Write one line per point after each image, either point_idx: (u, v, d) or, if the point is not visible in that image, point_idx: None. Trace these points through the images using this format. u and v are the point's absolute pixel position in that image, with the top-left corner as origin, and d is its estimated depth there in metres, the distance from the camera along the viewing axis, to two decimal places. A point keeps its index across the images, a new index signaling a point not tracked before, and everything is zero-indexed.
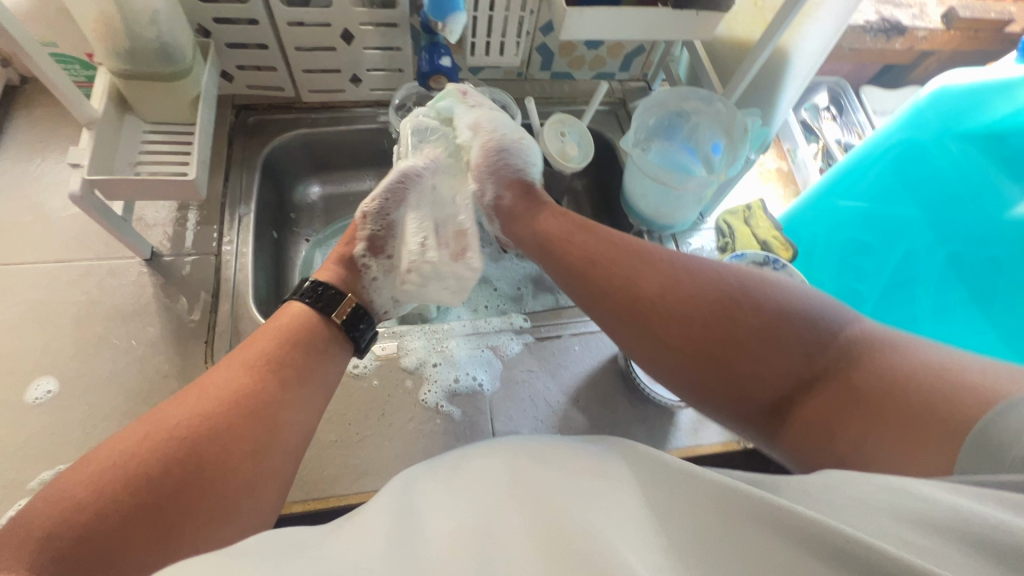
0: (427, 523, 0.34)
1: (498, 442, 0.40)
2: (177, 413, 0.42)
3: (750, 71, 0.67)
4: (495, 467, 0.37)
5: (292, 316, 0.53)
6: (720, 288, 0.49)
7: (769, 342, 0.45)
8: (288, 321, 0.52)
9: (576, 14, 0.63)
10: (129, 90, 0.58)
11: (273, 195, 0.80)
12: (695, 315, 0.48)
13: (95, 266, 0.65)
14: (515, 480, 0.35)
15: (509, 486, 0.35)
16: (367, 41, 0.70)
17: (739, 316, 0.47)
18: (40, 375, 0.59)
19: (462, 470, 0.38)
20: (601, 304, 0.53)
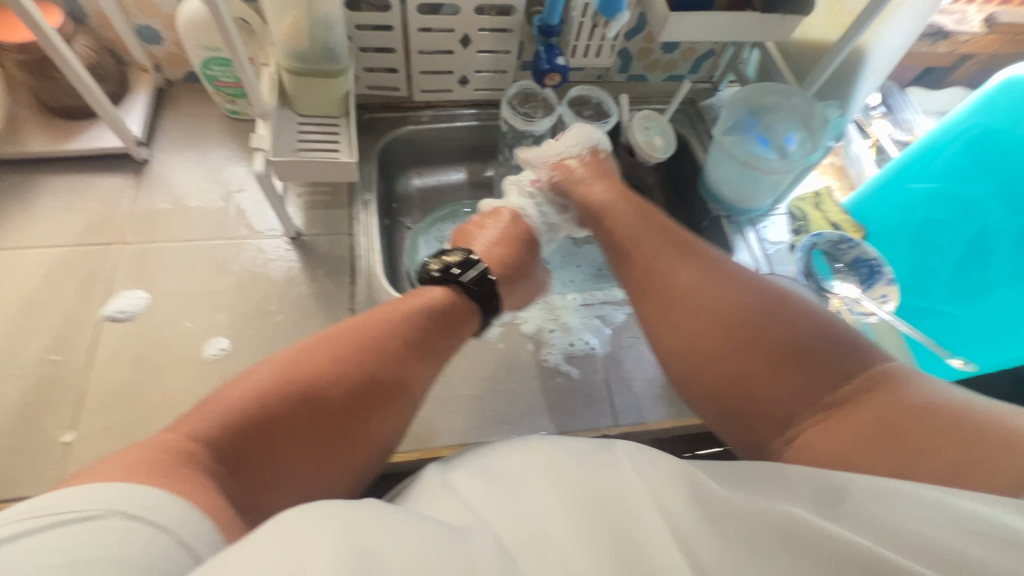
0: (494, 511, 0.39)
1: (533, 440, 0.45)
2: (295, 369, 0.46)
3: (829, 66, 0.74)
4: (542, 470, 0.41)
5: (430, 299, 0.57)
6: (745, 303, 0.54)
7: (775, 348, 0.51)
8: (420, 304, 0.56)
9: (677, 17, 0.71)
10: (294, 85, 0.66)
11: (384, 186, 0.89)
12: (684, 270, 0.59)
13: (247, 244, 0.73)
14: (555, 474, 0.41)
15: (551, 479, 0.40)
16: (482, 45, 0.79)
17: (715, 304, 0.55)
18: (213, 335, 0.66)
19: (523, 459, 0.43)
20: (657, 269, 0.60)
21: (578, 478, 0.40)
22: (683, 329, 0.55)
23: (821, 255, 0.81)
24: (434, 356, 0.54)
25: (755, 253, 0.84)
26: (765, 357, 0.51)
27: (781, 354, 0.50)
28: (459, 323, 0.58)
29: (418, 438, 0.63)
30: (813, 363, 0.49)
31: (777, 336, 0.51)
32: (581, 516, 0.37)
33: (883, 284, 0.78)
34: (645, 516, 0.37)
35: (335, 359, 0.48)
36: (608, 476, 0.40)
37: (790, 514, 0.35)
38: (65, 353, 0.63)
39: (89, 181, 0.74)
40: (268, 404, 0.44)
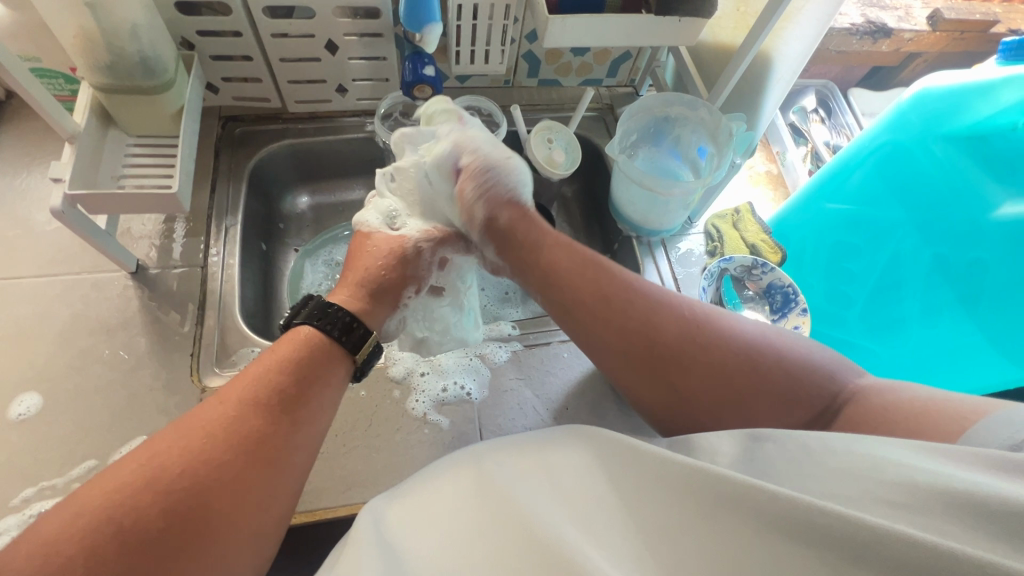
0: (404, 540, 0.38)
1: (468, 450, 0.45)
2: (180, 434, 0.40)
3: (733, 75, 0.67)
4: (470, 489, 0.40)
5: (302, 340, 0.48)
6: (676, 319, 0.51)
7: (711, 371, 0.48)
8: (293, 346, 0.48)
9: (559, 21, 0.63)
10: (112, 103, 0.58)
11: (262, 206, 0.81)
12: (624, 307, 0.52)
13: (79, 280, 0.65)
14: (484, 486, 0.40)
15: (481, 492, 0.40)
16: (352, 52, 0.70)
17: (644, 326, 0.51)
18: (23, 391, 0.58)
19: (445, 480, 0.42)
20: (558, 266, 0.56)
21: (510, 486, 0.40)
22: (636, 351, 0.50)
23: (730, 281, 0.75)
24: (302, 422, 0.45)
25: (664, 278, 0.76)
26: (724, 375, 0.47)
27: (706, 373, 0.48)
28: (318, 378, 0.47)
29: None
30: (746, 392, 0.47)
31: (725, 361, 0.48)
32: (520, 528, 0.37)
33: (797, 314, 0.71)
34: (557, 523, 0.36)
35: (190, 446, 0.39)
36: (530, 498, 0.39)
37: (669, 463, 0.37)
38: None
39: None
40: (152, 471, 0.37)
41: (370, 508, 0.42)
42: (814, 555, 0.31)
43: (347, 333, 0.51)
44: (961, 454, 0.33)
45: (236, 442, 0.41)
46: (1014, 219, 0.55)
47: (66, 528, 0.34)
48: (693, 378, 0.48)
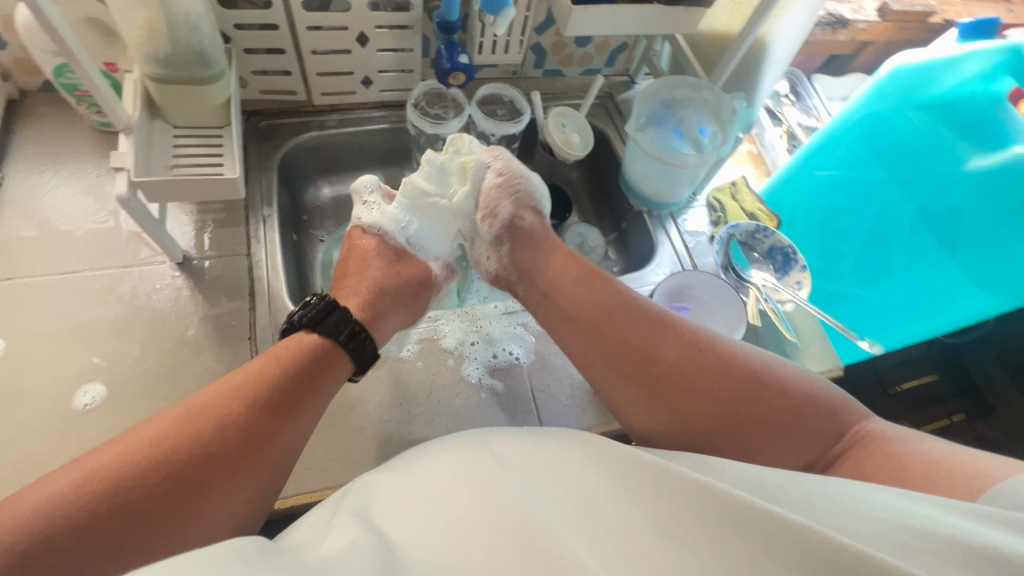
0: (391, 523, 0.37)
1: (455, 440, 0.45)
2: (181, 422, 0.43)
3: (733, 59, 0.75)
4: (464, 465, 0.41)
5: (307, 349, 0.51)
6: (693, 338, 0.54)
7: (705, 386, 0.51)
8: (295, 353, 0.50)
9: (580, 12, 0.69)
10: (162, 95, 0.59)
11: (289, 198, 0.82)
12: (633, 336, 0.55)
13: (125, 273, 0.65)
14: (478, 468, 0.41)
15: (475, 473, 0.40)
16: (381, 43, 0.73)
17: (670, 363, 0.53)
18: (86, 382, 0.58)
19: (435, 464, 0.42)
20: (565, 272, 0.63)
21: (502, 457, 0.42)
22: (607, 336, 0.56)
23: (738, 246, 0.82)
24: (297, 412, 0.48)
25: (676, 248, 0.83)
26: (704, 377, 0.51)
27: (712, 392, 0.51)
28: (323, 372, 0.51)
29: (331, 474, 0.58)
30: (739, 390, 0.50)
31: (721, 397, 0.50)
32: (501, 510, 0.36)
33: (798, 271, 0.80)
34: (531, 505, 0.36)
35: (192, 429, 0.43)
36: (522, 490, 0.38)
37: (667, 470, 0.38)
38: None
39: None
40: (155, 453, 0.41)
41: (360, 491, 0.42)
42: (735, 538, 0.33)
43: (353, 343, 0.54)
44: (953, 505, 0.34)
45: (238, 433, 0.44)
46: (982, 169, 0.64)
47: (117, 458, 0.40)
48: (712, 411, 0.50)
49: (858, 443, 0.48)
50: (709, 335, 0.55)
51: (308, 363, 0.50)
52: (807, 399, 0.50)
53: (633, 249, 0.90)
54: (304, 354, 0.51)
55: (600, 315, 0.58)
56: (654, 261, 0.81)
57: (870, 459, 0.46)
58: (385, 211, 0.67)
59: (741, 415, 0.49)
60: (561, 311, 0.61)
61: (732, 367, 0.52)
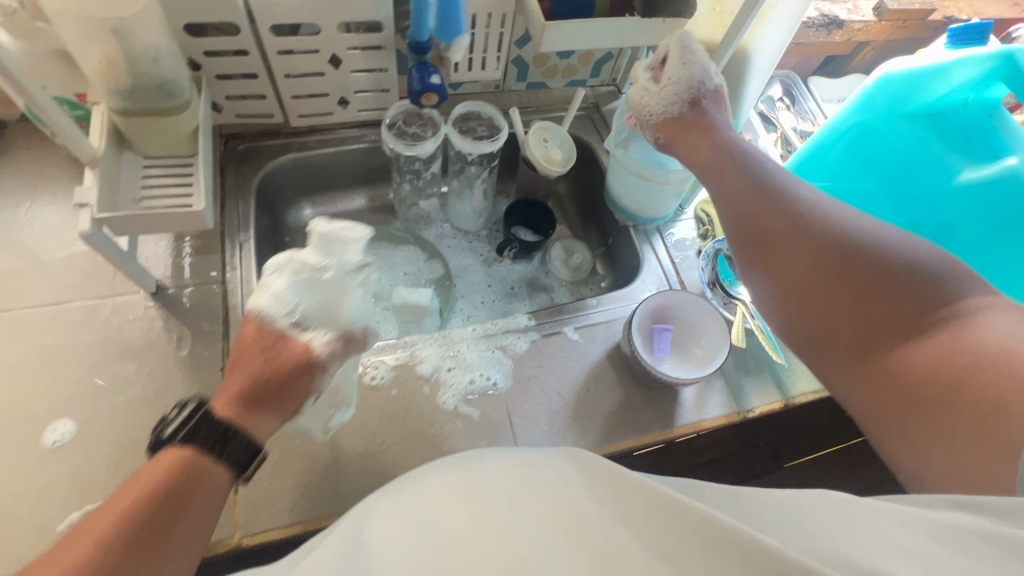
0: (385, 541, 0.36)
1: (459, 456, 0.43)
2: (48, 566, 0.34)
3: (715, 70, 0.73)
4: (451, 483, 0.39)
5: (176, 461, 0.41)
6: (857, 243, 0.49)
7: (858, 288, 0.47)
8: (169, 464, 0.41)
9: (554, 27, 0.68)
10: (129, 127, 0.58)
11: (269, 220, 0.82)
12: (815, 232, 0.51)
13: (98, 304, 0.65)
14: (466, 485, 0.38)
15: (461, 490, 0.38)
16: (355, 65, 0.72)
17: (780, 225, 0.52)
18: (56, 418, 0.58)
19: (426, 485, 0.40)
20: (745, 168, 0.57)
21: (485, 477, 0.39)
22: (719, 181, 0.58)
23: (726, 261, 0.81)
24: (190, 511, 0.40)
25: (663, 263, 0.81)
26: (764, 197, 0.55)
27: (883, 301, 0.46)
28: (197, 486, 0.41)
29: (301, 508, 0.57)
30: (892, 283, 0.46)
31: (857, 270, 0.47)
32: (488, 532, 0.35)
33: None
34: (530, 537, 0.34)
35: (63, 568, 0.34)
36: (510, 509, 0.36)
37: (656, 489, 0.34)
38: None
39: None
40: None
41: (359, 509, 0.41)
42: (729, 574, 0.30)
43: (227, 443, 0.43)
44: (936, 500, 0.32)
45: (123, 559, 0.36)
46: (974, 184, 0.62)
47: None
48: (853, 300, 0.47)
49: (962, 314, 0.42)
50: (834, 241, 0.49)
51: (180, 482, 0.40)
52: (932, 282, 0.45)
53: (620, 265, 0.88)
54: (175, 465, 0.41)
55: (779, 232, 0.52)
56: (640, 278, 0.79)
57: (961, 347, 0.40)
58: (275, 292, 0.50)
59: (832, 297, 0.48)
60: (775, 280, 0.53)
61: (875, 260, 0.47)
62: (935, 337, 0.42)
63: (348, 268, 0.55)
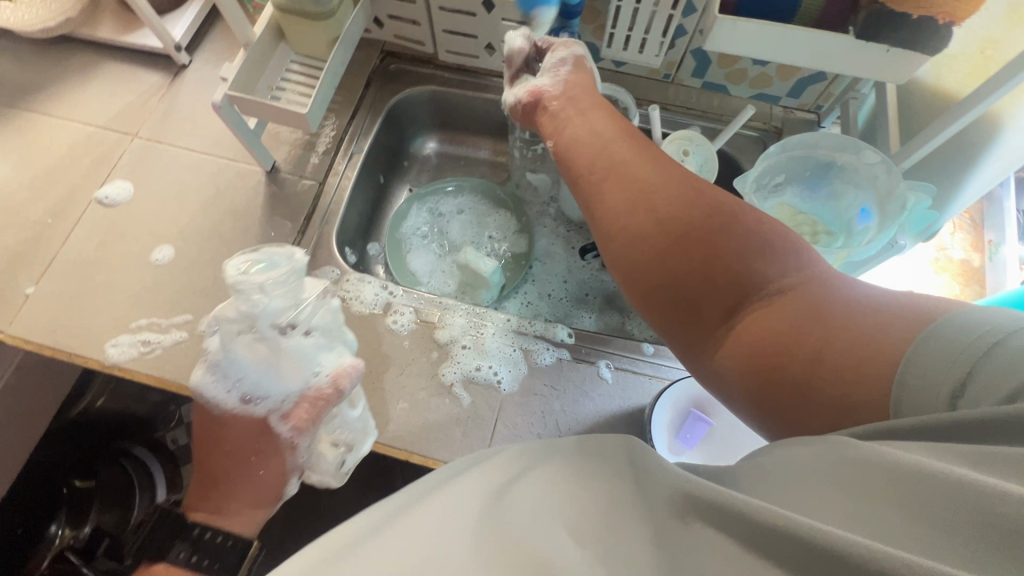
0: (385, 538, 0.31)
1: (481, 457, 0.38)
2: None
3: (934, 137, 0.53)
4: (478, 489, 0.33)
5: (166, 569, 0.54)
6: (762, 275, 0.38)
7: (783, 325, 0.35)
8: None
9: (728, 23, 0.54)
10: (285, 22, 0.64)
11: (393, 141, 0.86)
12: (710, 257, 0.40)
13: (229, 165, 0.76)
14: (496, 504, 0.31)
15: (489, 507, 0.31)
16: (507, 13, 0.69)
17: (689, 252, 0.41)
18: (163, 243, 0.71)
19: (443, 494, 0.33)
20: (631, 206, 0.45)
21: (520, 497, 0.32)
22: (575, 166, 0.52)
23: None
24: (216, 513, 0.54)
25: None
26: (630, 180, 0.47)
27: (811, 350, 0.34)
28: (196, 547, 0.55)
29: None
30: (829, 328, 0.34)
31: (783, 311, 0.36)
32: (504, 543, 0.29)
33: None
34: (559, 546, 0.29)
35: None
36: (545, 531, 0.30)
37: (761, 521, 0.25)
38: (56, 219, 0.72)
39: (134, 72, 0.81)
40: None
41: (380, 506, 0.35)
42: None
43: (203, 551, 0.55)
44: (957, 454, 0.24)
45: None
46: None
47: None
48: (774, 354, 0.35)
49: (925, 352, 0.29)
50: (742, 263, 0.39)
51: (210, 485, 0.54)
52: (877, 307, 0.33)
53: None
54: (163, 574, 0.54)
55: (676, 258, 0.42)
56: None
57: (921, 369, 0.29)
58: (213, 367, 0.52)
59: (765, 339, 0.36)
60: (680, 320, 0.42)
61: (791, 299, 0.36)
62: (914, 378, 0.29)
63: (289, 326, 0.51)
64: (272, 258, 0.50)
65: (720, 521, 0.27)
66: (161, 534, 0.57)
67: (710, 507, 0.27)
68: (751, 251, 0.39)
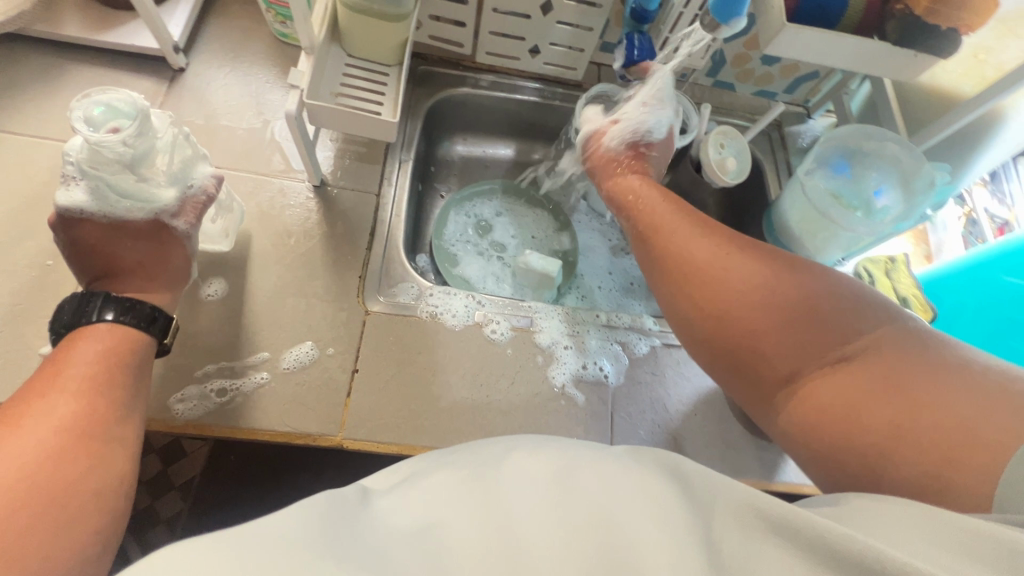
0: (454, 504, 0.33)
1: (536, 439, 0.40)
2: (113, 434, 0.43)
3: (954, 125, 0.64)
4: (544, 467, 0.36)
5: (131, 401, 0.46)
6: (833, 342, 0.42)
7: (866, 397, 0.39)
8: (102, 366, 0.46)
9: (792, 31, 0.61)
10: (348, 23, 0.59)
11: (424, 147, 0.83)
12: (786, 325, 0.44)
13: (266, 182, 0.68)
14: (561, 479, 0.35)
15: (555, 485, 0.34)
16: (563, 16, 0.70)
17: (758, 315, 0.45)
18: (212, 275, 0.62)
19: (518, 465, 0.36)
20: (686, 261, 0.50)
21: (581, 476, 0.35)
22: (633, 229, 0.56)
23: None
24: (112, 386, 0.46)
25: None
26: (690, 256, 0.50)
27: (886, 415, 0.38)
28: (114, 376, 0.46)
29: (399, 431, 0.59)
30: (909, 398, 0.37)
31: (860, 381, 0.40)
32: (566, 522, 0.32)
33: None
34: (617, 518, 0.31)
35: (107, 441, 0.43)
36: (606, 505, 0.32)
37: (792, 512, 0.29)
38: (59, 260, 0.59)
39: (117, 78, 0.69)
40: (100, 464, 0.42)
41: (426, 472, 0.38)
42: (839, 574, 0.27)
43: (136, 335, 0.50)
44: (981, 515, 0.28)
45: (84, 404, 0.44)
46: None
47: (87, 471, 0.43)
48: (849, 418, 0.39)
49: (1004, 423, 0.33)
50: (819, 333, 0.43)
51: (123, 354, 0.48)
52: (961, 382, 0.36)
53: None
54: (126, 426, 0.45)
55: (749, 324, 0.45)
56: None
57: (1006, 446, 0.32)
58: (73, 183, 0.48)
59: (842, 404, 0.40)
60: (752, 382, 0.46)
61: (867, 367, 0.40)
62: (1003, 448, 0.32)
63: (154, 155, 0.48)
64: (116, 103, 0.46)
65: (792, 539, 0.29)
66: (75, 307, 0.48)
67: (779, 523, 0.29)
68: (825, 321, 0.43)
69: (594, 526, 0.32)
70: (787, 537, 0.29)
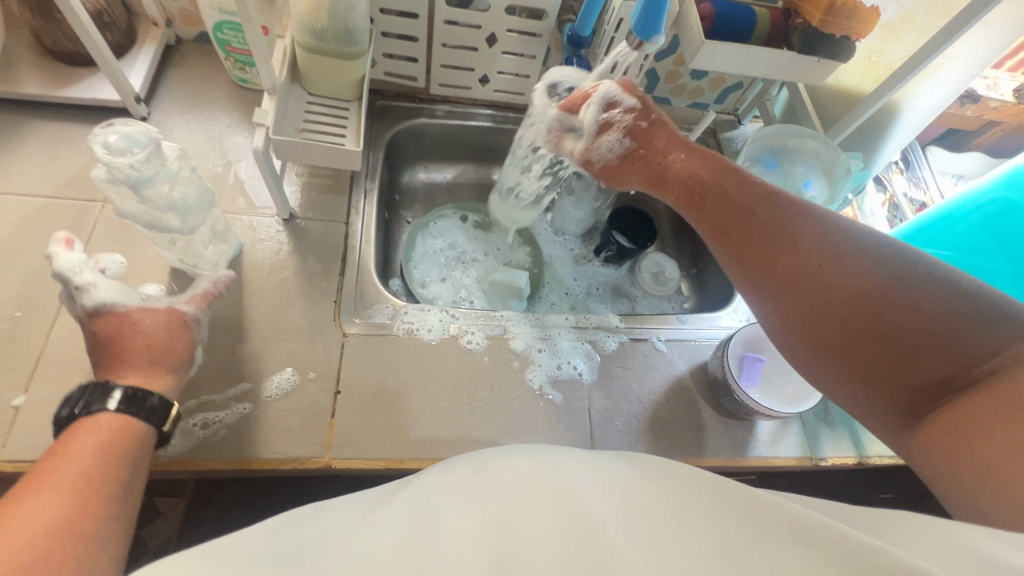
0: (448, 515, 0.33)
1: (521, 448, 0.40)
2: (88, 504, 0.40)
3: (861, 118, 0.72)
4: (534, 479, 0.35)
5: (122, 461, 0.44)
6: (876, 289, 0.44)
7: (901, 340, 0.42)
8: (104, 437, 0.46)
9: (711, 47, 0.69)
10: (307, 64, 0.63)
11: (388, 176, 0.86)
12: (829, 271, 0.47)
13: (236, 220, 0.70)
14: (555, 478, 0.35)
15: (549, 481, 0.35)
16: (508, 47, 0.76)
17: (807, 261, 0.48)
18: None
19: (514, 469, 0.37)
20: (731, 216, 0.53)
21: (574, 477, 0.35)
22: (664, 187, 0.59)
23: None
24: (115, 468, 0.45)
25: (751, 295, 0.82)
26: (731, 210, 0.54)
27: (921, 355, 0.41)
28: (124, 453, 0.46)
29: (385, 447, 0.60)
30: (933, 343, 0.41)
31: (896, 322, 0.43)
32: (555, 525, 0.31)
33: None
34: (598, 509, 0.32)
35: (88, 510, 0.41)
36: (593, 498, 0.33)
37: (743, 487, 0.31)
38: (27, 312, 0.59)
39: (79, 132, 0.70)
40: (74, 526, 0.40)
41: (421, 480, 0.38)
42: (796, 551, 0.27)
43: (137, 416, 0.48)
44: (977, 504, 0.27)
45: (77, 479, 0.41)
46: None
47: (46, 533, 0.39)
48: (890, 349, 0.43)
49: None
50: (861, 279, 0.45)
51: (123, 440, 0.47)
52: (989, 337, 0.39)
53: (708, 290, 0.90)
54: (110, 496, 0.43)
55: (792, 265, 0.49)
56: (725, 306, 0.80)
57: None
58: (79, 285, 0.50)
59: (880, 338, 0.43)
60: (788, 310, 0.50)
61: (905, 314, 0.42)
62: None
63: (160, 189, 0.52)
64: (134, 134, 0.49)
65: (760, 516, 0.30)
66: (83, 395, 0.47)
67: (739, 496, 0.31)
68: (871, 270, 0.45)
69: (574, 520, 0.31)
70: (784, 524, 0.28)
